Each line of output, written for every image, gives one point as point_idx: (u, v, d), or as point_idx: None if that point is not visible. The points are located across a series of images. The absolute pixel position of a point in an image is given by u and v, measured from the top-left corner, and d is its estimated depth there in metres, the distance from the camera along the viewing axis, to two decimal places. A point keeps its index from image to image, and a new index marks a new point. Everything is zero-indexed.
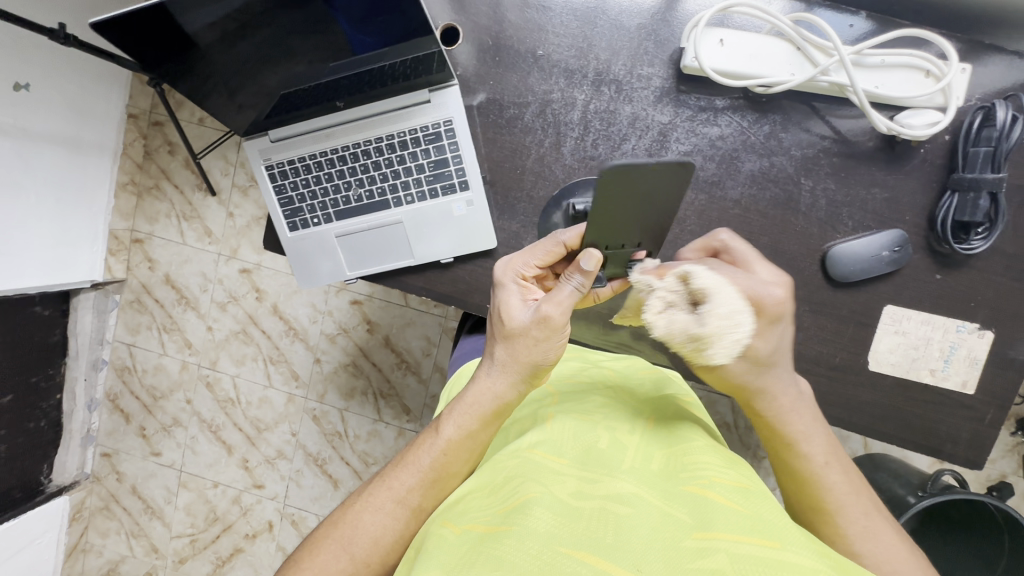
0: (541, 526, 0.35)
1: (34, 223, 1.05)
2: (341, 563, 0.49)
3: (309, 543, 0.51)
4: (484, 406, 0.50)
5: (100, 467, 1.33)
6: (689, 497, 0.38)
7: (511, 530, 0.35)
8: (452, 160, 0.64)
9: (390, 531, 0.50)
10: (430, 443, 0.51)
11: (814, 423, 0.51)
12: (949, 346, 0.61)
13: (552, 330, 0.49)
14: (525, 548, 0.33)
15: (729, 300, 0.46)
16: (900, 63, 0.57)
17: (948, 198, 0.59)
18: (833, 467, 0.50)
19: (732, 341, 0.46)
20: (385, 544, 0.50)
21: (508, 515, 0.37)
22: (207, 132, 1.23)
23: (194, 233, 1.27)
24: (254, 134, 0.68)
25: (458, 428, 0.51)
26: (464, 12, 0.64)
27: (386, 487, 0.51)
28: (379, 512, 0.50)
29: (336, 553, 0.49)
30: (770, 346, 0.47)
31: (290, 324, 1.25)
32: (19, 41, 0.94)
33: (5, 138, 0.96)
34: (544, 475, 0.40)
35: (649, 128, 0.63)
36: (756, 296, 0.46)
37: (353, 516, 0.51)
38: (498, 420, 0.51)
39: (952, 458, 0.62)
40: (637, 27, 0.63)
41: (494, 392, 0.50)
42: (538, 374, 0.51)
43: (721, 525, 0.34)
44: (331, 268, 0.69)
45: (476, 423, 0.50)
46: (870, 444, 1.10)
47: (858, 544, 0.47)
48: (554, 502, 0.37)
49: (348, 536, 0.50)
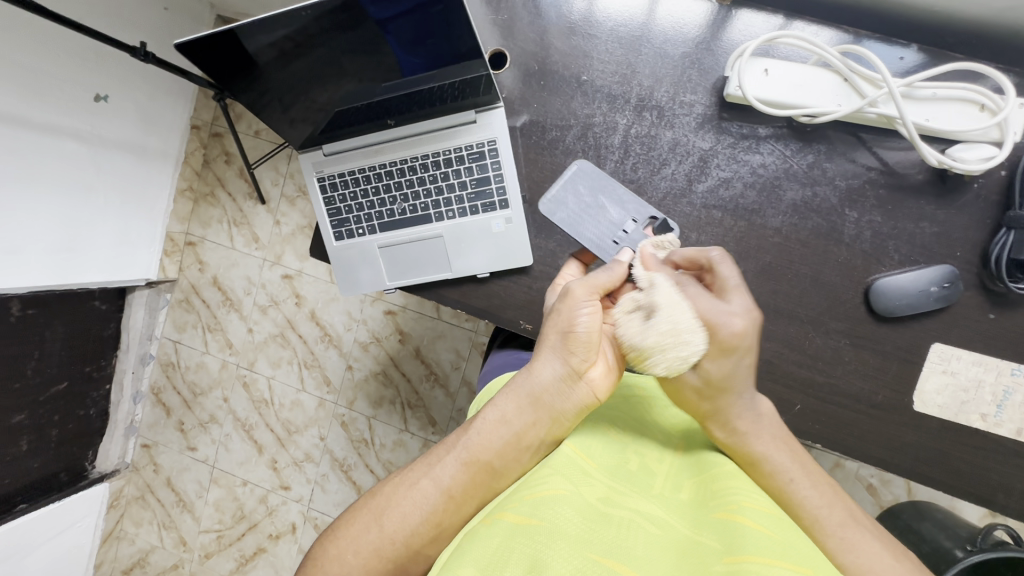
0: (571, 529, 0.34)
1: (102, 223, 1.13)
2: (371, 534, 0.50)
3: (348, 513, 0.53)
4: (524, 386, 0.51)
5: (139, 458, 1.39)
6: (719, 523, 0.37)
7: (541, 525, 0.35)
8: (494, 178, 0.67)
9: (420, 509, 0.49)
10: (471, 426, 0.52)
11: (779, 446, 0.49)
12: (1002, 391, 0.58)
13: (575, 296, 0.51)
14: (557, 546, 0.33)
15: (684, 317, 0.47)
16: (954, 97, 0.56)
17: (1003, 236, 0.57)
18: (804, 482, 0.48)
19: (673, 357, 0.47)
20: (412, 523, 0.49)
21: (537, 506, 0.37)
22: (261, 144, 1.30)
23: (243, 238, 1.33)
24: (309, 148, 0.72)
25: (500, 412, 0.51)
26: (512, 38, 0.67)
27: (426, 464, 0.52)
28: (414, 488, 0.50)
29: (369, 524, 0.50)
30: (722, 370, 0.48)
31: (326, 330, 1.29)
32: (100, 57, 1.03)
33: (81, 144, 1.04)
34: (574, 475, 0.41)
35: (689, 154, 0.63)
36: (716, 321, 0.47)
37: (390, 491, 0.52)
38: (534, 409, 0.50)
39: (1004, 510, 0.58)
40: (681, 55, 0.64)
41: (538, 372, 0.50)
42: (573, 349, 0.50)
43: (752, 548, 0.33)
44: (372, 277, 0.72)
45: (512, 406, 0.50)
46: (914, 490, 1.04)
47: (842, 557, 0.44)
48: (584, 504, 0.37)
49: (383, 508, 0.51)
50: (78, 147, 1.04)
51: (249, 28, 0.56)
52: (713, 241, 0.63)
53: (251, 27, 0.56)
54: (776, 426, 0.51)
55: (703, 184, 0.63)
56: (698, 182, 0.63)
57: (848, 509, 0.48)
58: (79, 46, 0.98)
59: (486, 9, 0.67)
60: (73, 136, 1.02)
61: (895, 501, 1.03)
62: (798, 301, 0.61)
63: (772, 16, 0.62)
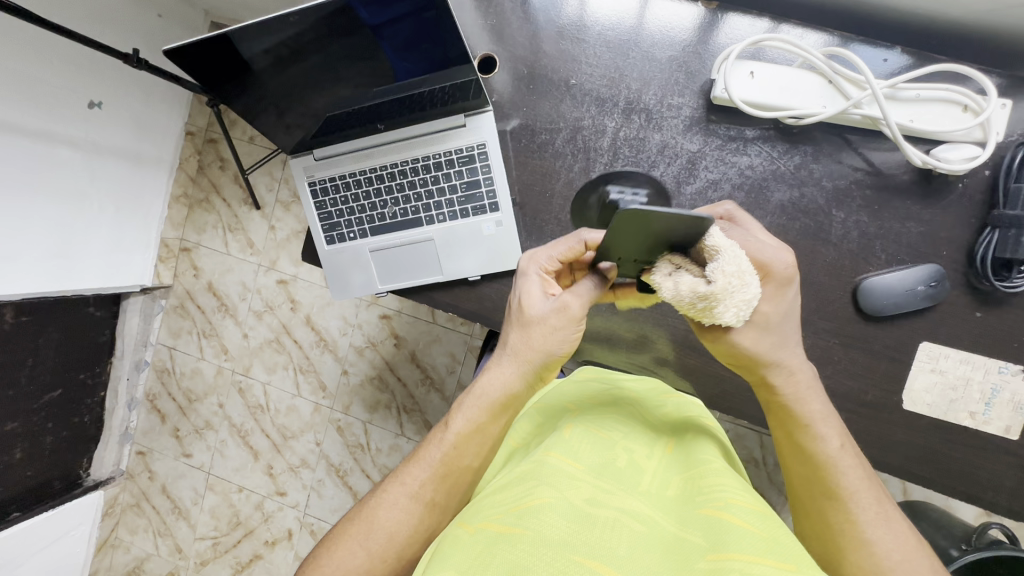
0: (555, 532, 0.34)
1: (97, 230, 1.13)
2: (359, 558, 0.49)
3: (328, 539, 0.52)
4: (495, 395, 0.51)
5: (134, 465, 1.39)
6: (704, 519, 0.37)
7: (525, 532, 0.35)
8: (484, 182, 0.67)
9: (406, 525, 0.50)
10: (441, 437, 0.52)
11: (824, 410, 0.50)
12: (990, 389, 0.58)
13: (530, 310, 0.51)
14: (541, 553, 0.33)
15: (745, 259, 0.41)
16: (937, 97, 0.57)
17: (988, 234, 0.57)
18: (846, 454, 0.49)
19: (736, 304, 0.42)
20: (401, 539, 0.50)
21: (522, 514, 0.36)
22: (256, 149, 1.30)
23: (238, 244, 1.33)
24: (300, 153, 0.72)
25: (469, 421, 0.51)
26: (502, 43, 0.67)
27: (400, 483, 0.51)
28: (395, 507, 0.50)
29: (354, 548, 0.49)
30: (779, 313, 0.46)
31: (321, 335, 1.29)
32: (94, 64, 1.03)
33: (76, 151, 1.05)
34: (559, 480, 0.40)
35: (677, 156, 0.64)
36: (768, 263, 0.44)
37: (370, 511, 0.51)
38: (505, 413, 0.52)
39: (994, 507, 0.59)
40: (668, 59, 0.64)
41: (509, 382, 0.51)
42: (537, 362, 0.51)
43: (736, 545, 0.33)
44: (363, 280, 0.72)
45: (484, 415, 0.51)
46: (909, 489, 1.05)
47: (869, 532, 0.46)
48: (570, 508, 0.37)
49: (367, 531, 0.50)
50: (72, 154, 1.04)
51: (245, 33, 0.57)
52: None
53: (247, 31, 0.57)
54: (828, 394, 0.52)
55: (691, 186, 0.63)
56: (686, 184, 0.63)
57: (875, 488, 0.49)
58: (73, 54, 0.98)
59: (476, 14, 0.68)
60: (68, 143, 1.03)
61: None
62: None
63: (758, 19, 0.63)
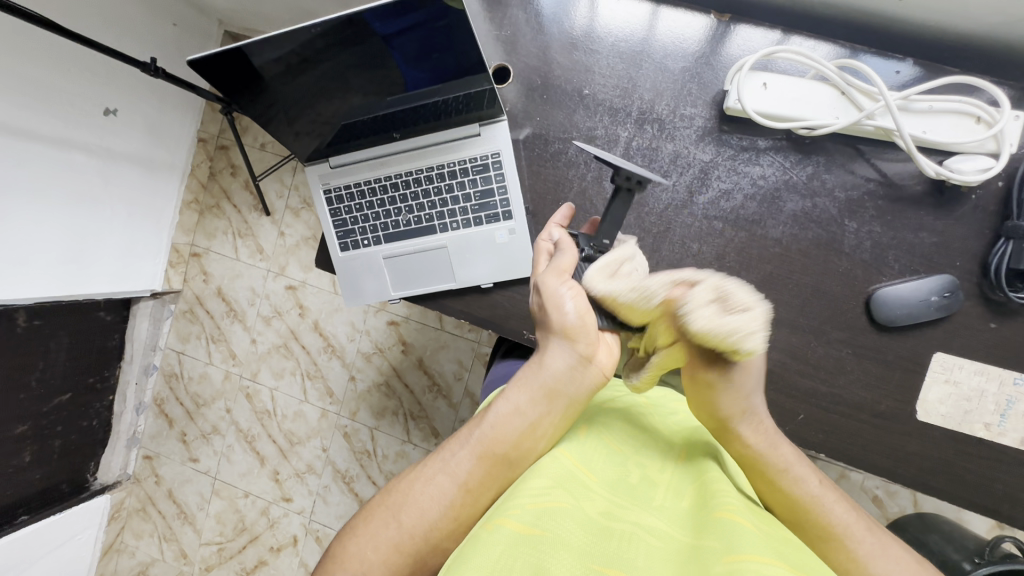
0: (572, 539, 0.34)
1: (108, 234, 1.14)
2: (389, 530, 0.49)
3: (363, 513, 0.52)
4: (540, 381, 0.50)
5: (141, 469, 1.39)
6: (718, 526, 0.37)
7: (544, 533, 0.35)
8: (497, 190, 0.68)
9: (438, 505, 0.49)
10: (484, 418, 0.51)
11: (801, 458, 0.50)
12: (1005, 401, 0.58)
13: (550, 286, 0.51)
14: (560, 555, 0.33)
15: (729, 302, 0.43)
16: (950, 109, 0.57)
17: (1001, 245, 0.57)
18: (827, 493, 0.49)
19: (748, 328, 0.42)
20: (433, 517, 0.49)
21: (538, 514, 0.36)
22: (267, 156, 1.31)
23: (247, 250, 1.34)
24: (316, 161, 0.73)
25: (512, 404, 0.50)
26: (515, 53, 0.68)
27: (440, 459, 0.52)
28: (431, 483, 0.50)
29: (387, 521, 0.50)
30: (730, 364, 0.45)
31: (329, 341, 1.30)
32: (111, 72, 1.05)
33: (90, 157, 1.06)
34: (576, 488, 0.40)
35: (690, 166, 0.64)
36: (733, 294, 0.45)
37: (404, 488, 0.51)
38: (550, 402, 0.50)
39: (1009, 520, 0.58)
40: (681, 70, 0.65)
41: (551, 363, 0.50)
42: (574, 334, 0.50)
43: (752, 549, 0.33)
44: (377, 287, 0.73)
45: (527, 398, 0.50)
46: (921, 501, 1.04)
47: (874, 566, 0.45)
48: (585, 516, 0.37)
49: (400, 504, 0.50)
50: (87, 160, 1.06)
51: (258, 44, 0.58)
52: (714, 251, 0.63)
53: (260, 44, 0.58)
54: (788, 440, 0.52)
55: (704, 196, 0.64)
56: (699, 194, 0.64)
57: (861, 516, 0.49)
58: (90, 61, 1.00)
59: (489, 26, 0.69)
60: (83, 149, 1.04)
61: (901, 513, 1.02)
62: (802, 311, 0.61)
63: (770, 32, 0.64)
